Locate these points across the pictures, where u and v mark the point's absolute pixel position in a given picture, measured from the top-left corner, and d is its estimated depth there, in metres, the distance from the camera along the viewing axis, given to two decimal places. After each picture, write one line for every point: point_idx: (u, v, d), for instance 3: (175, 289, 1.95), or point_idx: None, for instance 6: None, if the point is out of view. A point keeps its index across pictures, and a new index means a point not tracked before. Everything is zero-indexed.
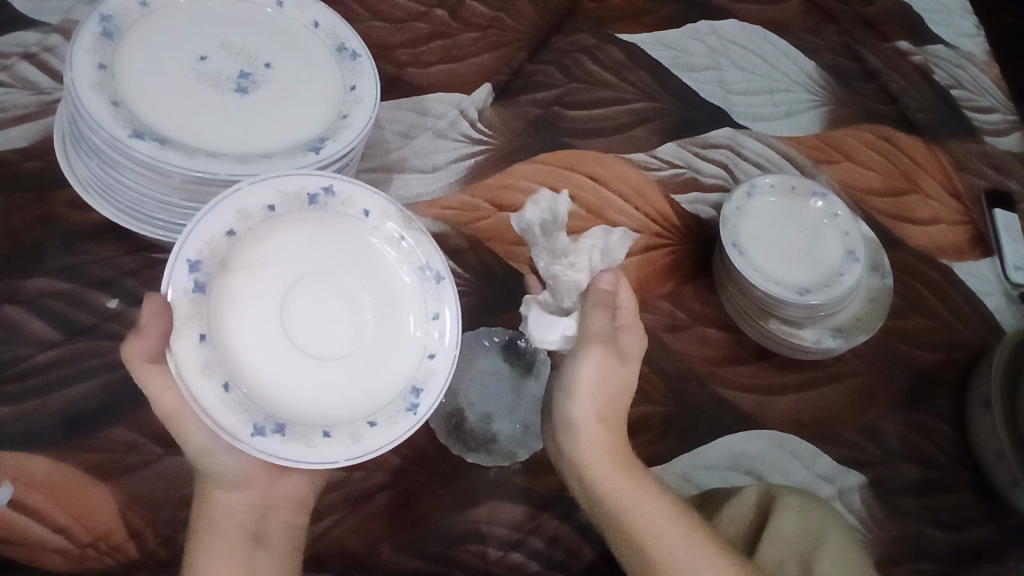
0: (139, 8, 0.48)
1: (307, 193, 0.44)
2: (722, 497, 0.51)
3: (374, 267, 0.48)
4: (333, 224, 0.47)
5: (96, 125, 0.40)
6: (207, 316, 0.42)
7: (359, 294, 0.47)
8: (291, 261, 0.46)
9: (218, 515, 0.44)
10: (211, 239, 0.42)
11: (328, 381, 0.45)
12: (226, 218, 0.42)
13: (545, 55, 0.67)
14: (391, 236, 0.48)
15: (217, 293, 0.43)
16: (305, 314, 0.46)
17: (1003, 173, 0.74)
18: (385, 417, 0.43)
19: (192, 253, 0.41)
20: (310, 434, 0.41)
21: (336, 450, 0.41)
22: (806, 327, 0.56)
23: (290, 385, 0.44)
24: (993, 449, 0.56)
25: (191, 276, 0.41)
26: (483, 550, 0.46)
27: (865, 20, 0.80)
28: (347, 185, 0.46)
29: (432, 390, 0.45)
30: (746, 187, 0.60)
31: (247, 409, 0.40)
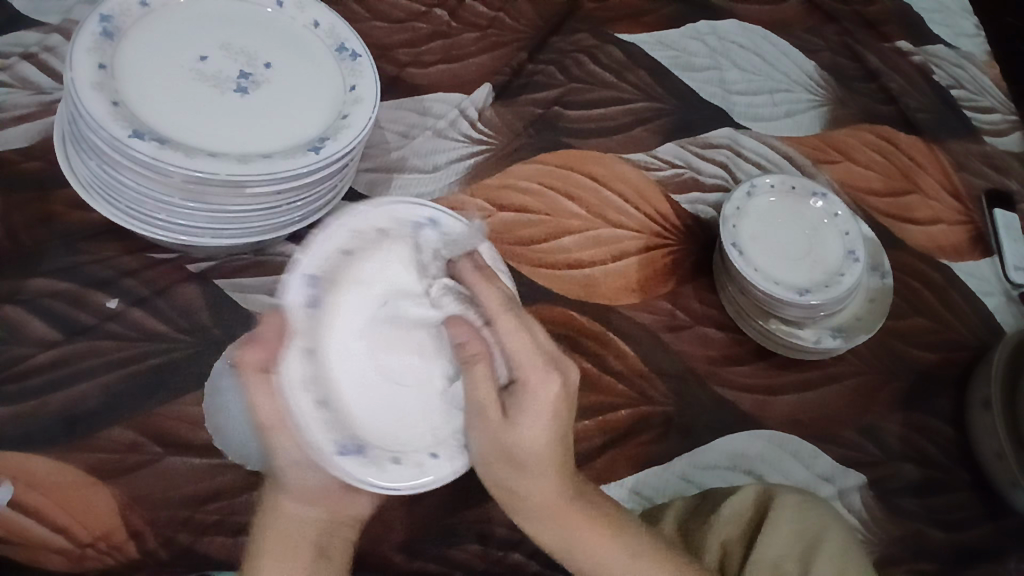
0: (139, 9, 0.48)
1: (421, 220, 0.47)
2: (721, 497, 0.51)
3: None
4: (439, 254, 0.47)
5: (96, 125, 0.40)
6: (316, 333, 0.43)
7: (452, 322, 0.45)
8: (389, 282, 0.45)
9: (289, 523, 0.43)
10: (327, 259, 0.43)
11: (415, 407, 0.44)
12: (338, 238, 0.44)
13: (545, 55, 0.67)
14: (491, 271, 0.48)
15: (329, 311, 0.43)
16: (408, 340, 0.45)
17: (1002, 173, 0.74)
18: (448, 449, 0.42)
19: (312, 269, 0.43)
20: (388, 455, 0.40)
21: (403, 477, 0.40)
22: (806, 327, 0.57)
23: (372, 404, 0.42)
24: (993, 449, 0.57)
25: (306, 291, 0.43)
26: (483, 550, 0.46)
27: (865, 20, 0.81)
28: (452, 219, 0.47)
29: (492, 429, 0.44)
30: (746, 187, 0.60)
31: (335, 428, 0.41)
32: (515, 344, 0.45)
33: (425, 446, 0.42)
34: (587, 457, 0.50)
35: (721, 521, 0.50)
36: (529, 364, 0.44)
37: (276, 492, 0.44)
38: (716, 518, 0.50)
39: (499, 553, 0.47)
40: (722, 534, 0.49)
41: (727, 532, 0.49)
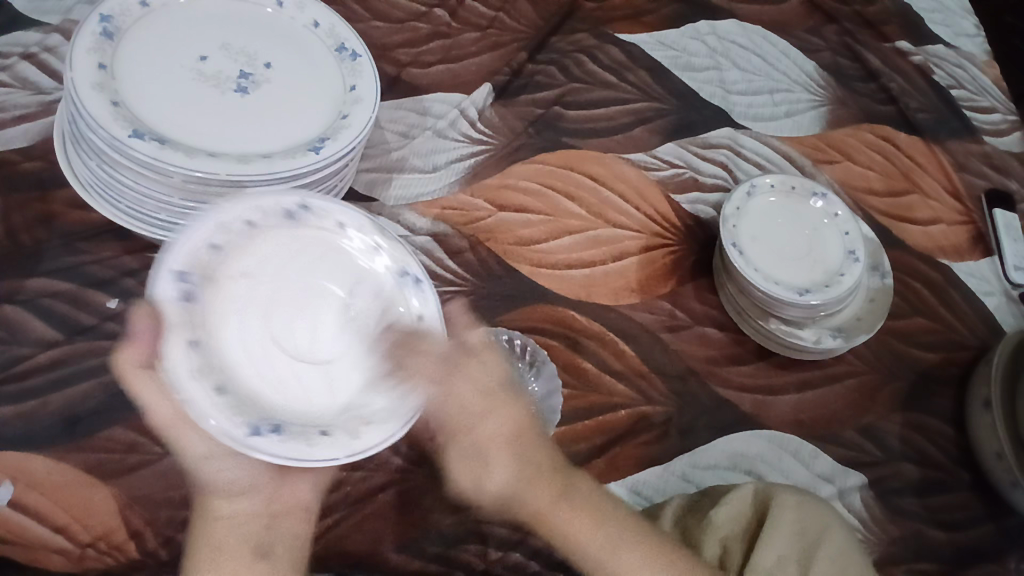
0: (139, 10, 0.48)
1: (286, 211, 0.43)
2: (719, 494, 0.50)
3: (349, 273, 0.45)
4: (310, 241, 0.44)
5: (95, 125, 0.40)
6: (198, 323, 0.39)
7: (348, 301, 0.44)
8: (273, 261, 0.43)
9: (221, 523, 0.41)
10: (196, 249, 0.39)
11: (322, 384, 0.41)
12: (208, 231, 0.40)
13: (544, 55, 0.67)
14: (364, 248, 0.45)
15: (208, 303, 0.40)
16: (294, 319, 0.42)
17: (1002, 173, 0.74)
18: (390, 415, 0.40)
19: (178, 263, 0.39)
20: (355, 428, 0.39)
21: (335, 449, 0.37)
22: (806, 327, 0.56)
23: (288, 387, 0.40)
24: (993, 449, 0.56)
25: (178, 286, 0.39)
26: (484, 550, 0.46)
27: (865, 21, 0.81)
28: (324, 202, 0.44)
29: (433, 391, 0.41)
30: (745, 187, 0.60)
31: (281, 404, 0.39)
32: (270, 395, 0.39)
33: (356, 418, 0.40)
34: (589, 457, 0.50)
35: (722, 517, 0.48)
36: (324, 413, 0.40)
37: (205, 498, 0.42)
38: (716, 514, 0.48)
39: (498, 553, 0.47)
40: (724, 531, 0.48)
41: (728, 530, 0.48)
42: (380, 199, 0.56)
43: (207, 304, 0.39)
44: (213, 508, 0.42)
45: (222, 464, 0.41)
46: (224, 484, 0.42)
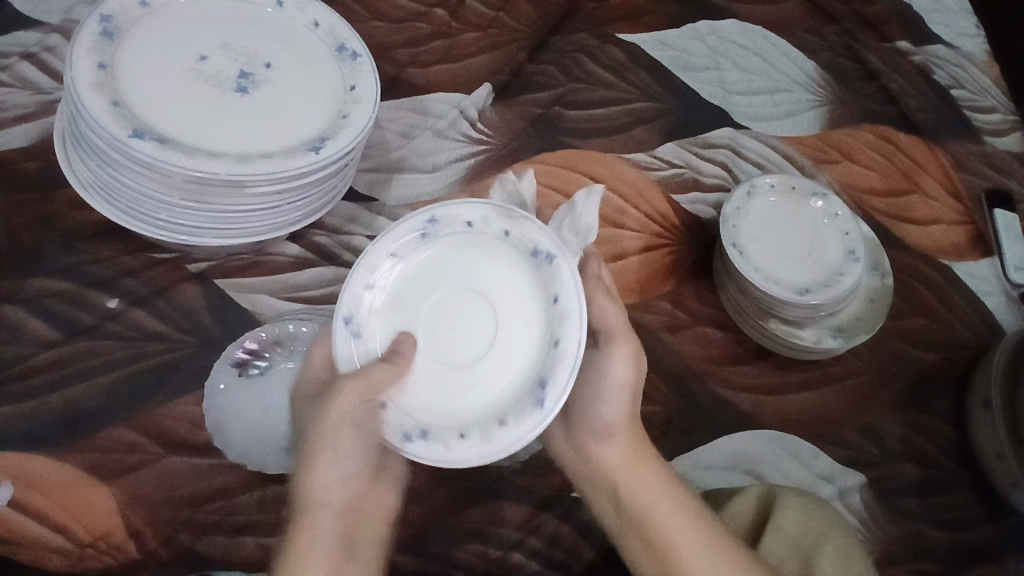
0: (138, 9, 0.48)
1: (416, 231, 0.46)
2: (722, 497, 0.51)
3: (495, 265, 0.47)
4: (465, 243, 0.47)
5: (96, 125, 0.40)
6: (368, 344, 0.44)
7: (493, 298, 0.46)
8: (437, 269, 0.47)
9: (324, 522, 0.41)
10: (353, 294, 0.44)
11: (478, 384, 0.44)
12: (376, 258, 0.45)
13: (545, 55, 0.67)
14: (503, 234, 0.46)
15: (374, 327, 0.45)
16: (451, 320, 0.46)
17: (1003, 173, 0.74)
18: (514, 414, 0.42)
19: (344, 310, 0.44)
20: (487, 428, 0.42)
21: (472, 450, 0.41)
22: (806, 327, 0.56)
23: (446, 395, 0.44)
24: (993, 448, 0.56)
25: (350, 321, 0.44)
26: (484, 549, 0.46)
27: (865, 21, 0.81)
28: (447, 206, 0.46)
29: (559, 379, 0.42)
30: (745, 187, 0.60)
31: (437, 415, 0.43)
32: (421, 396, 0.44)
33: (492, 417, 0.42)
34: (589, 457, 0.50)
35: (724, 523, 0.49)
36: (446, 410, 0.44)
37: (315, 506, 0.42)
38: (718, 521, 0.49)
39: (498, 552, 0.46)
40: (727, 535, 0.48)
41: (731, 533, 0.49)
42: (380, 200, 0.56)
43: (373, 332, 0.45)
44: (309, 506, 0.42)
45: (333, 468, 0.42)
46: (322, 495, 0.42)
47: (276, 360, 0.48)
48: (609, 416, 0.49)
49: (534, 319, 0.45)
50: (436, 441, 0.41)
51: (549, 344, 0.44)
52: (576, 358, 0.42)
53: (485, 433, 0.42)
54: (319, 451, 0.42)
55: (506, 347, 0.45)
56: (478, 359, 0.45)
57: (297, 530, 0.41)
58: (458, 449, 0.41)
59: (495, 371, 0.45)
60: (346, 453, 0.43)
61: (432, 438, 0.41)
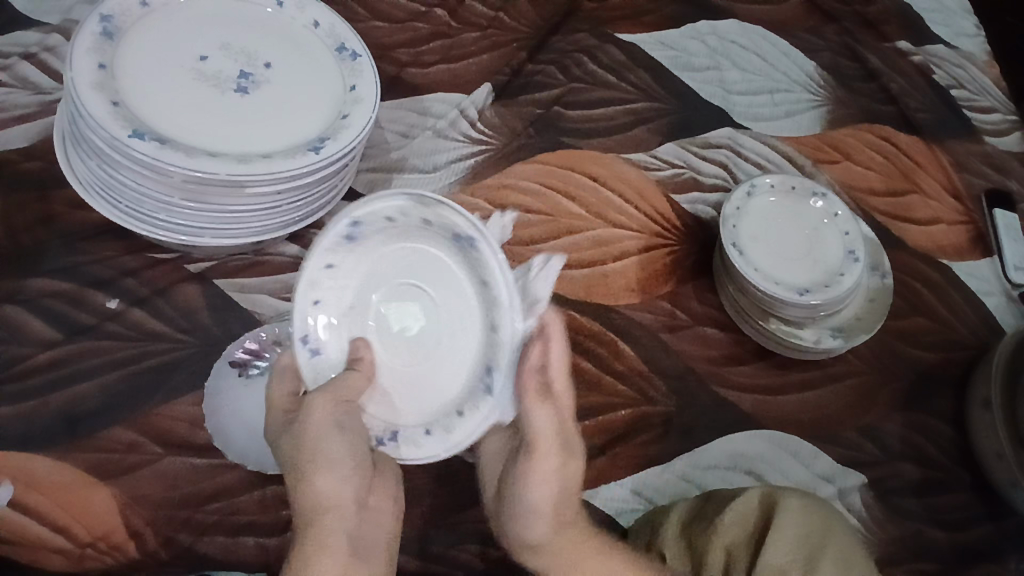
0: (139, 9, 0.48)
1: (342, 236, 0.43)
2: (722, 499, 0.49)
3: (423, 253, 0.45)
4: (390, 234, 0.45)
5: (96, 125, 0.40)
6: (323, 359, 0.44)
7: (429, 286, 0.46)
8: (372, 264, 0.45)
9: (331, 523, 0.41)
10: (303, 315, 0.43)
11: (434, 372, 0.45)
12: (323, 259, 0.43)
13: (545, 55, 0.67)
14: (422, 223, 0.44)
15: (325, 337, 0.44)
16: (396, 313, 0.46)
17: (1002, 173, 0.74)
18: (471, 403, 0.44)
19: (299, 331, 0.43)
20: (448, 420, 0.44)
21: (437, 445, 0.43)
22: (806, 327, 0.56)
23: (410, 389, 0.45)
24: (993, 449, 0.56)
25: (307, 340, 0.43)
26: (483, 550, 0.47)
27: (865, 21, 0.81)
28: (359, 206, 0.42)
29: (502, 367, 0.45)
30: (745, 187, 0.60)
31: (400, 410, 0.44)
32: (384, 393, 0.44)
33: (448, 406, 0.44)
34: (589, 457, 0.51)
35: (723, 526, 0.48)
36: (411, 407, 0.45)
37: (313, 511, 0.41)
38: (718, 524, 0.48)
39: (499, 552, 0.47)
40: (727, 539, 0.47)
41: (732, 536, 0.47)
42: None
43: (324, 345, 0.44)
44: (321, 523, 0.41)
45: (337, 470, 0.42)
46: (332, 498, 0.42)
47: (276, 359, 0.48)
48: (538, 481, 0.46)
49: (469, 301, 0.46)
50: (406, 438, 0.43)
51: (487, 330, 0.46)
52: (512, 346, 0.45)
53: (448, 423, 0.44)
54: (324, 467, 0.41)
55: (451, 333, 0.46)
56: (433, 341, 0.46)
57: (311, 533, 0.41)
58: (427, 445, 0.43)
59: (447, 358, 0.45)
60: (339, 464, 0.42)
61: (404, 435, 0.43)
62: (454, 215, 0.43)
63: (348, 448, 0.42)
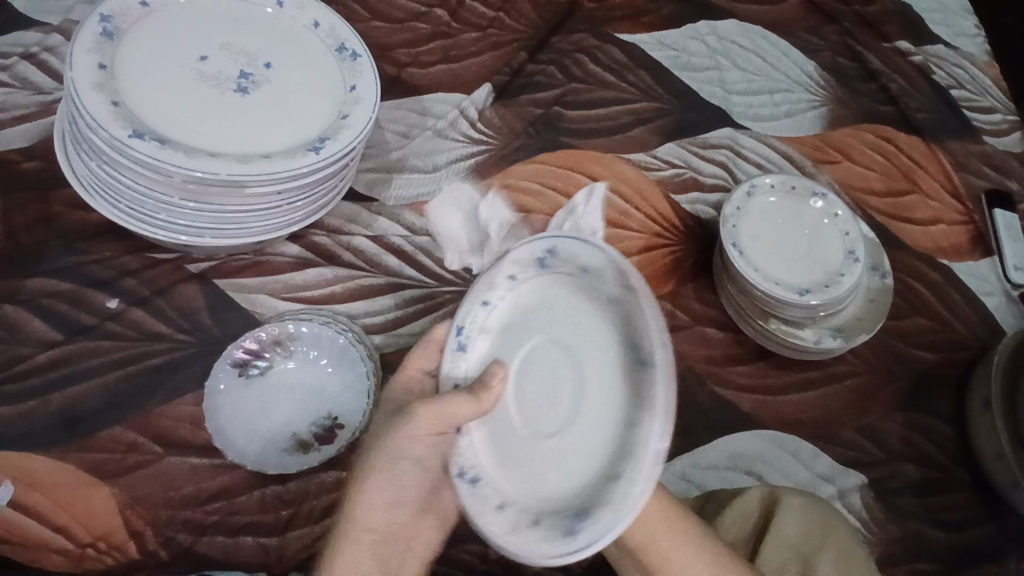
0: (139, 9, 0.48)
1: (535, 258, 0.45)
2: (723, 498, 0.50)
3: (593, 343, 0.43)
4: (574, 297, 0.45)
5: (96, 125, 0.40)
6: (457, 359, 0.45)
7: (586, 368, 0.43)
8: (540, 325, 0.45)
9: (359, 544, 0.41)
10: (470, 310, 0.45)
11: (552, 462, 0.42)
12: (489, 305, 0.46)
13: (545, 55, 0.67)
14: (617, 302, 0.42)
15: (475, 350, 0.46)
16: (540, 380, 0.44)
17: (1003, 173, 0.74)
18: (553, 519, 0.39)
19: (460, 320, 0.45)
20: (524, 516, 0.41)
21: (496, 527, 0.41)
22: (806, 327, 0.56)
23: (522, 458, 0.43)
24: (993, 449, 0.56)
25: (458, 338, 0.45)
26: (484, 550, 0.46)
27: (864, 21, 0.81)
28: (564, 241, 0.44)
29: (603, 516, 0.37)
30: (745, 187, 0.60)
31: (506, 472, 0.43)
32: (484, 456, 0.44)
33: (531, 508, 0.41)
34: None
35: (723, 525, 0.49)
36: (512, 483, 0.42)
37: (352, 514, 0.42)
38: (717, 525, 0.49)
39: (499, 553, 0.47)
40: (727, 538, 0.48)
41: (732, 534, 0.49)
42: (380, 199, 0.56)
43: (473, 355, 0.46)
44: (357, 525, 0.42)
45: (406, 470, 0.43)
46: (373, 518, 0.42)
47: (276, 360, 0.47)
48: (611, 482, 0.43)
49: (613, 420, 0.41)
50: (478, 505, 0.42)
51: (610, 468, 0.39)
52: (637, 506, 0.37)
53: (519, 533, 0.40)
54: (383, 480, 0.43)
55: (581, 428, 0.42)
56: (567, 425, 0.42)
57: (338, 545, 0.41)
58: (495, 526, 0.40)
59: (569, 454, 0.42)
60: (399, 487, 0.43)
61: (479, 498, 0.42)
62: (648, 318, 0.40)
63: (422, 471, 0.44)
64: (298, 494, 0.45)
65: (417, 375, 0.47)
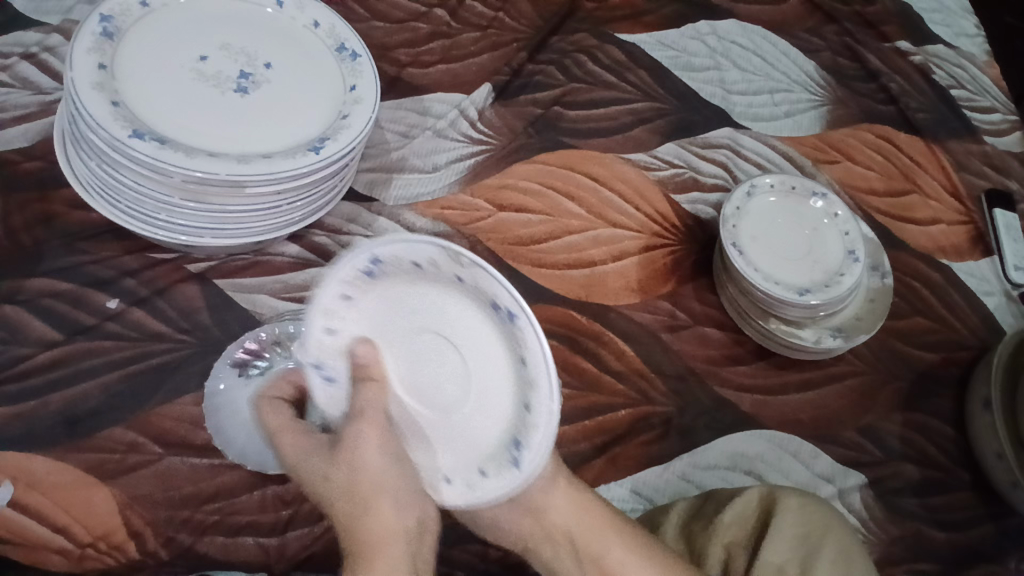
0: (139, 9, 0.48)
1: (359, 269, 0.42)
2: (723, 497, 0.50)
3: (434, 309, 0.44)
4: (401, 287, 0.44)
5: (96, 125, 0.40)
6: (336, 395, 0.43)
7: (456, 337, 0.44)
8: (382, 322, 0.44)
9: (395, 544, 0.38)
10: (316, 340, 0.42)
11: (463, 424, 0.43)
12: (326, 323, 0.42)
13: (544, 55, 0.67)
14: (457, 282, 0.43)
15: (341, 373, 0.43)
16: (411, 367, 0.44)
17: (1003, 174, 0.74)
18: (496, 465, 0.42)
19: (311, 357, 0.42)
20: (470, 476, 0.42)
21: (457, 496, 0.42)
22: (806, 327, 0.56)
23: (445, 432, 0.43)
24: (993, 449, 0.56)
25: (320, 374, 0.43)
26: (484, 550, 0.47)
27: (864, 21, 0.80)
28: (387, 247, 0.42)
29: (534, 443, 0.41)
30: (746, 187, 0.60)
31: (427, 454, 0.43)
32: (416, 445, 0.43)
33: (471, 463, 0.42)
34: (588, 458, 0.51)
35: (722, 526, 0.48)
36: (455, 452, 0.43)
37: (361, 530, 0.38)
38: (716, 524, 0.48)
39: (498, 552, 0.47)
40: (726, 539, 0.48)
41: (731, 535, 0.48)
42: (380, 199, 0.56)
43: (343, 379, 0.43)
44: (375, 533, 0.38)
45: (390, 463, 0.40)
46: (386, 524, 0.38)
47: (276, 360, 0.47)
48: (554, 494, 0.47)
49: (495, 361, 0.44)
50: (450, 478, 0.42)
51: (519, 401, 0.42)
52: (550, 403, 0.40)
53: (496, 479, 0.41)
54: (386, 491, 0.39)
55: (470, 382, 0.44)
56: (461, 387, 0.44)
57: (364, 563, 0.37)
58: (477, 491, 0.41)
59: (472, 410, 0.44)
60: (403, 492, 0.39)
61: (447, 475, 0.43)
62: (487, 282, 0.42)
63: (392, 457, 0.40)
64: (297, 494, 0.45)
65: (288, 432, 0.42)
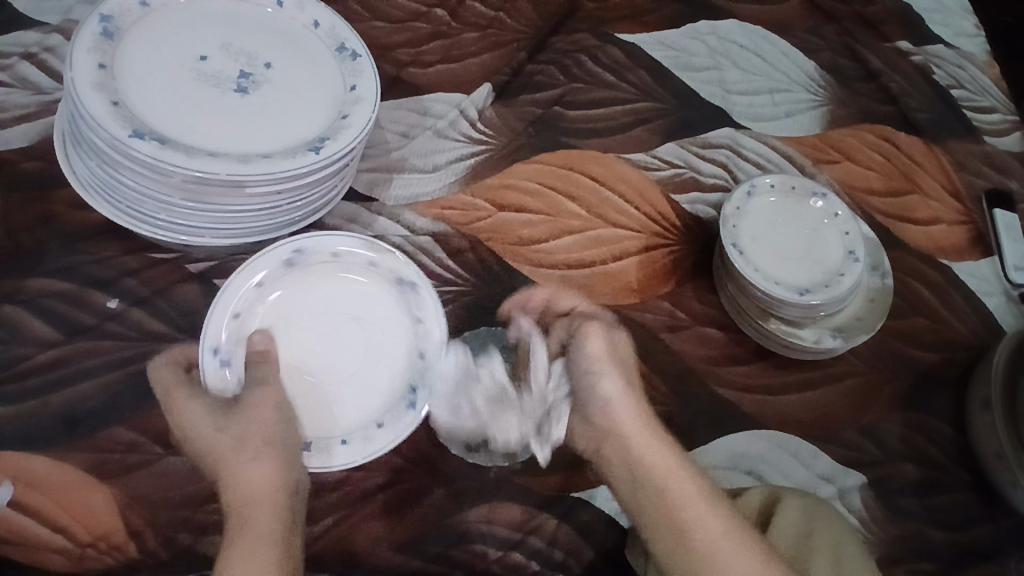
0: (139, 8, 0.48)
1: (284, 259, 0.46)
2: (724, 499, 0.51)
3: (338, 293, 0.48)
4: (315, 279, 0.47)
5: (96, 125, 0.40)
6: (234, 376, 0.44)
7: (355, 307, 0.48)
8: (292, 308, 0.46)
9: (277, 496, 0.43)
10: (219, 323, 0.44)
11: (353, 387, 0.45)
12: (232, 303, 0.45)
13: (545, 55, 0.67)
14: (369, 267, 0.48)
15: (239, 354, 0.44)
16: (307, 338, 0.46)
17: (1003, 173, 0.74)
18: (391, 416, 0.45)
19: (211, 340, 0.44)
20: (365, 432, 0.44)
21: (352, 453, 0.43)
22: (806, 327, 0.56)
23: (336, 398, 0.45)
24: (993, 449, 0.56)
25: (217, 356, 0.44)
26: (484, 550, 0.46)
27: (864, 21, 0.80)
28: (313, 238, 0.47)
29: (427, 389, 0.46)
30: (745, 187, 0.60)
31: (323, 422, 0.44)
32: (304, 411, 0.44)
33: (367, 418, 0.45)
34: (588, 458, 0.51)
35: None
36: (347, 414, 0.45)
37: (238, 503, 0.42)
38: None
39: (498, 553, 0.47)
40: None
41: None
42: (380, 199, 0.56)
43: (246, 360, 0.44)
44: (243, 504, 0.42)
45: (279, 427, 0.43)
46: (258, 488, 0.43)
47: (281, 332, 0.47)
48: (620, 408, 0.51)
49: (386, 327, 0.47)
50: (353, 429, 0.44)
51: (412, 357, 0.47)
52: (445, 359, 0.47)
53: (401, 417, 0.45)
54: (279, 449, 0.43)
55: (357, 344, 0.47)
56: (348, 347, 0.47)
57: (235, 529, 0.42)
58: (379, 430, 0.44)
59: (359, 371, 0.46)
60: (281, 450, 0.43)
61: (355, 430, 0.44)
62: (394, 266, 0.48)
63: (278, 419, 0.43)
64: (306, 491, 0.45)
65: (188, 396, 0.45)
